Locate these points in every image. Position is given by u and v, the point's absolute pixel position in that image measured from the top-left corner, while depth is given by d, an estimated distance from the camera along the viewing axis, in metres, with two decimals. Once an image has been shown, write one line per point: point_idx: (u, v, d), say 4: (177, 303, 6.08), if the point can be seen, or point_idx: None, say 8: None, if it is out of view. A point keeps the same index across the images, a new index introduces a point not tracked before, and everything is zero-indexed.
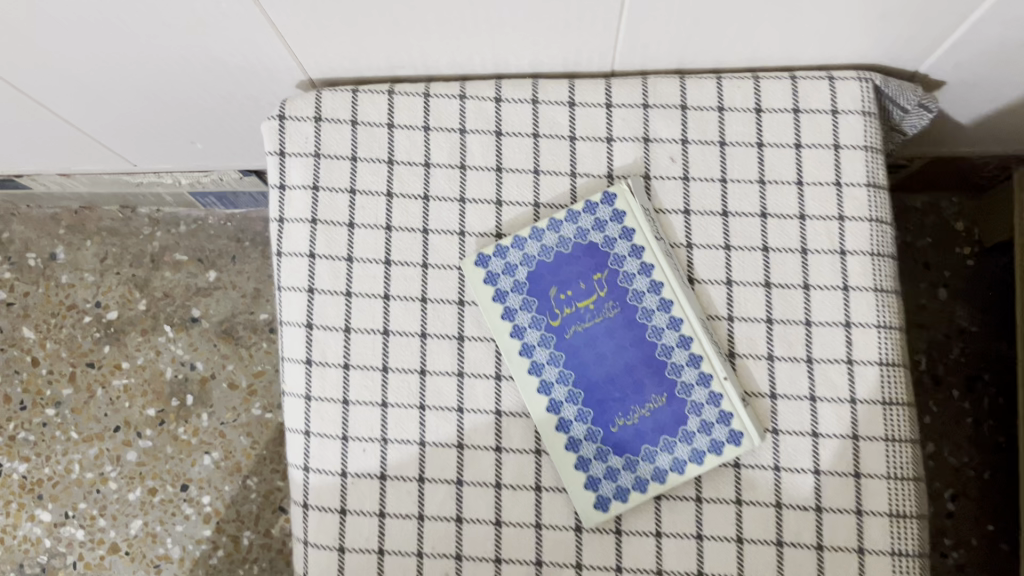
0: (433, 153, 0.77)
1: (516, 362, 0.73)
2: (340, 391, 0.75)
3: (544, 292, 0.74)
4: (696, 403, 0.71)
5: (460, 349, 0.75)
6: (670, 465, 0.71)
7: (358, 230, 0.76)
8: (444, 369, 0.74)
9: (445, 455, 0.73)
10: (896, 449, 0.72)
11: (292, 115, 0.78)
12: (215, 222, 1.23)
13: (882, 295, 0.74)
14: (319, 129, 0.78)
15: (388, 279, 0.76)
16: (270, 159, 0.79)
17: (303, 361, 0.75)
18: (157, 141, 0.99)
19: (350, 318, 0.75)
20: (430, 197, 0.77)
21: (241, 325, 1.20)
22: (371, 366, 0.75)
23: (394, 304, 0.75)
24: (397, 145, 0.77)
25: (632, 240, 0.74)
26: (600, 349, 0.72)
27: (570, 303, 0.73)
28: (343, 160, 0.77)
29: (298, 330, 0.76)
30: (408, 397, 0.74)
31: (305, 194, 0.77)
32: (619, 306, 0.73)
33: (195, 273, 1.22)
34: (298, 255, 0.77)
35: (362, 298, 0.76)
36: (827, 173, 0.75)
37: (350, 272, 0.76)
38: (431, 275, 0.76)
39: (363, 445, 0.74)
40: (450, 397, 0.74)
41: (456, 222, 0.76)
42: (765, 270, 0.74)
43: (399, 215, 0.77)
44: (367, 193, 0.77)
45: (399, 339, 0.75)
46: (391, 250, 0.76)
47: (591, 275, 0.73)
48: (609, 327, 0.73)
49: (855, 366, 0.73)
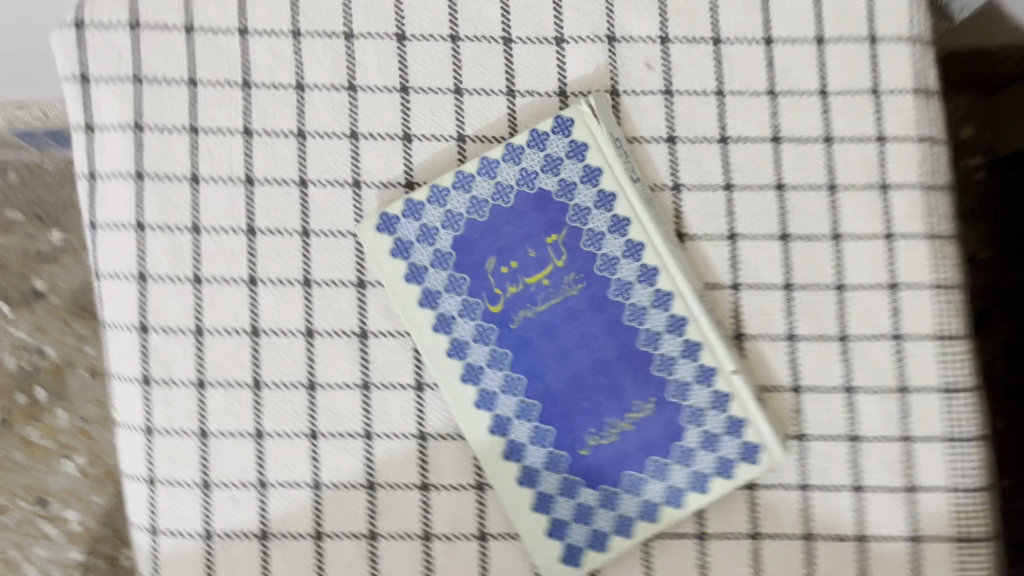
0: (307, 71, 0.54)
1: (443, 367, 0.52)
2: (194, 420, 0.53)
3: (478, 266, 0.52)
4: (696, 409, 0.51)
5: (363, 351, 0.53)
6: (663, 498, 0.51)
7: (205, 187, 0.53)
8: (341, 381, 0.53)
9: (351, 500, 0.53)
10: (961, 452, 0.53)
11: (94, 21, 0.53)
12: (54, 168, 0.95)
13: (939, 242, 0.54)
14: (138, 41, 0.53)
15: (254, 256, 0.53)
16: (68, 87, 0.53)
17: (138, 380, 0.53)
18: None
19: (201, 314, 0.53)
20: (307, 134, 0.54)
21: None
22: (237, 381, 0.53)
23: (263, 292, 0.53)
24: (254, 60, 0.53)
25: (597, 184, 0.52)
26: (560, 342, 0.52)
27: (515, 279, 0.52)
28: (176, 85, 0.53)
29: (128, 336, 0.53)
30: (294, 422, 0.53)
31: (123, 137, 0.53)
32: (584, 279, 0.52)
33: (33, 234, 0.96)
34: (121, 228, 0.53)
35: (218, 285, 0.53)
36: (861, 78, 0.54)
37: (198, 250, 0.53)
38: (315, 248, 0.53)
39: (232, 494, 0.53)
40: (353, 419, 0.53)
41: (348, 169, 0.53)
42: (781, 218, 0.54)
43: (263, 163, 0.53)
44: (215, 133, 0.53)
45: (275, 342, 0.53)
46: (255, 214, 0.53)
47: (543, 238, 0.52)
48: (572, 311, 0.52)
49: (904, 343, 0.53)
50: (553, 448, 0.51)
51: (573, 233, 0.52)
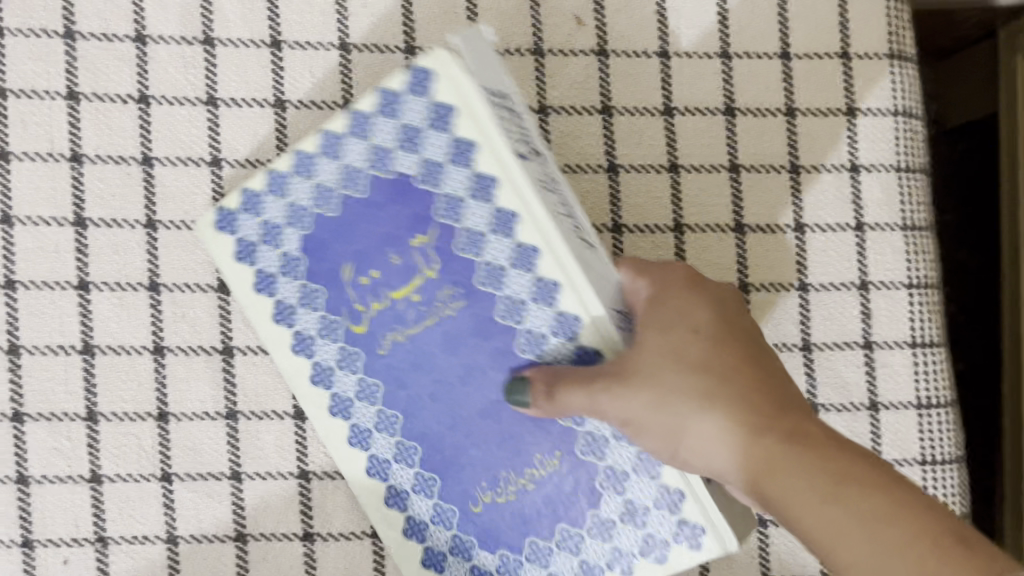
0: (149, 18, 0.42)
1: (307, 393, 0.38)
2: (11, 464, 0.42)
3: (330, 273, 0.37)
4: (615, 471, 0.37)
5: (227, 373, 0.43)
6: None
7: (18, 166, 0.42)
8: (200, 410, 0.42)
9: (215, 557, 0.42)
10: (938, 478, 0.46)
11: None
12: None
13: (915, 234, 0.46)
14: None
15: (85, 254, 0.42)
16: None
17: None
18: None
19: (15, 328, 0.42)
20: (151, 99, 0.42)
21: None
22: (64, 413, 0.42)
23: (98, 299, 0.42)
24: (80, 3, 0.42)
25: (468, 162, 0.35)
26: (441, 376, 0.37)
27: (377, 292, 0.36)
28: None
29: None
30: (140, 461, 0.42)
31: None
32: (466, 300, 0.36)
33: None
34: None
35: (38, 291, 0.42)
36: (827, 38, 0.46)
37: (10, 244, 0.42)
38: (164, 244, 0.42)
39: (62, 555, 0.42)
40: (216, 456, 0.42)
41: (204, 143, 0.43)
42: (736, 205, 0.45)
43: (95, 135, 0.42)
44: (28, 96, 0.42)
45: (113, 362, 0.42)
46: (86, 200, 0.42)
47: (402, 242, 0.36)
48: (452, 337, 0.36)
49: (876, 352, 0.46)
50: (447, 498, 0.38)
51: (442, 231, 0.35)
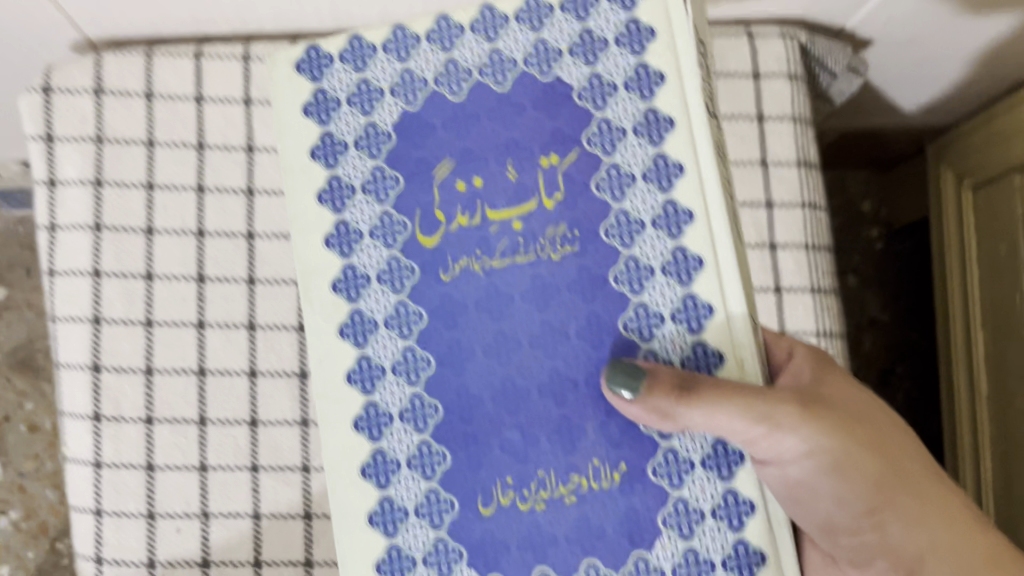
0: (257, 134, 0.59)
1: (322, 285, 0.41)
2: (142, 455, 0.56)
3: (446, 185, 0.41)
4: (683, 504, 0.40)
5: (302, 391, 0.57)
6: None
7: (159, 238, 0.58)
8: (283, 418, 0.57)
9: (288, 530, 0.56)
10: None
11: (61, 86, 0.58)
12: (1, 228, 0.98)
13: (821, 296, 0.61)
14: (102, 106, 0.58)
15: (203, 301, 0.58)
16: (33, 146, 0.58)
17: (89, 417, 0.56)
18: None
19: (151, 356, 0.57)
20: (256, 191, 0.59)
21: (42, 354, 0.97)
22: (184, 418, 0.56)
23: (210, 333, 0.57)
24: (208, 124, 0.59)
25: (659, 145, 0.40)
26: (507, 325, 0.41)
27: (488, 201, 0.41)
28: (136, 146, 0.58)
29: (81, 375, 0.57)
30: (236, 456, 0.56)
31: (82, 192, 0.57)
32: (586, 240, 0.40)
33: None
34: (78, 274, 0.57)
35: (169, 328, 0.57)
36: (749, 150, 0.62)
37: (151, 295, 0.57)
38: (260, 294, 0.58)
39: (176, 524, 0.56)
40: (292, 453, 0.57)
41: (291, 223, 0.59)
42: None
43: (214, 217, 0.58)
44: (169, 189, 0.58)
45: (220, 381, 0.57)
46: (205, 263, 0.58)
47: (535, 159, 0.41)
48: (545, 284, 0.40)
49: None
50: (433, 483, 0.40)
51: (581, 162, 0.40)
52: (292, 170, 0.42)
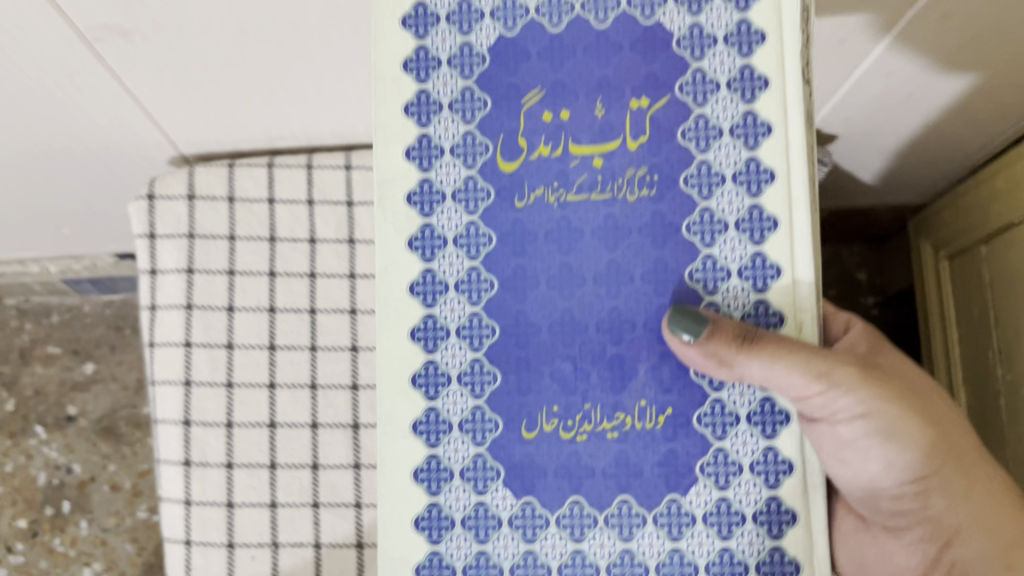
0: (318, 228, 0.72)
1: (400, 195, 0.45)
2: (223, 494, 0.68)
3: (533, 114, 0.45)
4: (723, 455, 0.45)
5: (355, 439, 0.69)
6: (453, 531, 0.45)
7: (238, 314, 0.70)
8: (340, 462, 0.69)
9: (344, 556, 0.68)
10: None
11: (162, 193, 0.71)
12: (92, 310, 1.13)
13: None
14: (193, 208, 0.71)
15: (274, 365, 0.70)
16: (139, 242, 0.71)
17: (180, 463, 0.68)
18: (18, 232, 0.88)
19: (231, 412, 0.69)
20: (317, 274, 0.71)
21: (124, 421, 1.10)
22: (258, 463, 0.68)
23: (280, 392, 0.69)
24: (278, 221, 0.71)
25: (751, 103, 0.45)
26: (575, 258, 0.45)
27: (573, 134, 0.45)
28: (220, 240, 0.71)
29: (174, 428, 0.69)
30: (300, 495, 0.68)
31: (178, 278, 0.70)
32: (663, 185, 0.45)
33: (70, 366, 1.11)
34: (173, 344, 0.70)
35: (246, 388, 0.69)
36: None
37: (231, 361, 0.69)
38: (321, 359, 0.70)
39: (252, 552, 0.68)
40: (347, 491, 0.68)
41: (346, 301, 0.71)
42: None
43: (283, 295, 0.70)
44: (248, 274, 0.70)
45: (288, 432, 0.69)
46: (276, 334, 0.70)
47: (626, 101, 0.45)
48: (617, 225, 0.45)
49: None
50: (480, 400, 0.45)
51: (668, 107, 0.45)
52: (386, 80, 0.45)
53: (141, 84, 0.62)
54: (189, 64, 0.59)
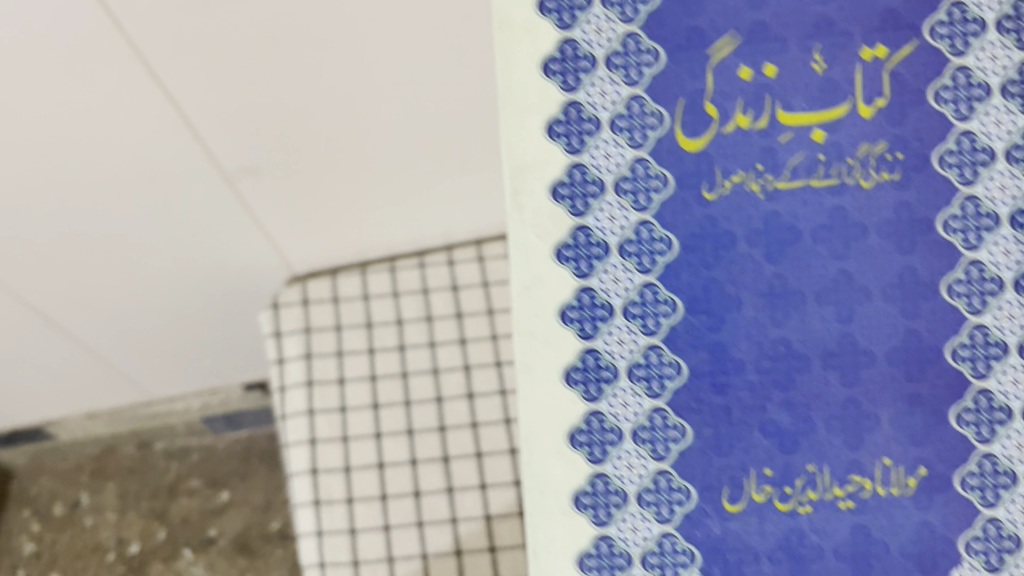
0: (403, 311, 0.86)
1: (546, 185, 0.49)
2: (343, 520, 0.81)
3: (729, 70, 0.49)
4: (986, 399, 0.49)
5: (446, 469, 0.83)
6: (625, 509, 0.50)
7: (348, 385, 0.84)
8: (436, 486, 0.82)
9: (446, 563, 0.80)
10: None
11: (282, 301, 0.86)
12: (224, 446, 1.33)
13: None
14: (308, 310, 0.86)
15: (378, 418, 0.84)
16: (268, 341, 0.86)
17: (310, 502, 0.81)
18: (168, 365, 1.08)
19: (349, 460, 0.82)
20: (406, 346, 0.85)
21: (255, 536, 1.27)
22: (371, 496, 0.82)
23: (384, 439, 0.83)
24: (372, 310, 0.86)
25: (1023, 49, 0.48)
26: (783, 270, 0.50)
27: (785, 100, 0.49)
28: (328, 330, 0.85)
29: (304, 477, 0.82)
30: (406, 516, 0.81)
31: (300, 363, 0.85)
32: (909, 166, 0.49)
33: (209, 496, 1.30)
34: (298, 413, 0.83)
35: (359, 439, 0.83)
36: None
37: (347, 423, 0.83)
38: (414, 408, 0.84)
39: (373, 567, 0.80)
40: (443, 510, 0.82)
41: (429, 363, 0.85)
42: None
43: (381, 365, 0.85)
44: (354, 351, 0.85)
45: (393, 469, 0.82)
46: (378, 395, 0.84)
47: (857, 52, 0.49)
48: (845, 217, 0.50)
49: None
50: (655, 339, 0.50)
51: (909, 60, 0.49)
52: (517, 27, 0.48)
53: (265, 213, 0.80)
54: (298, 198, 0.79)
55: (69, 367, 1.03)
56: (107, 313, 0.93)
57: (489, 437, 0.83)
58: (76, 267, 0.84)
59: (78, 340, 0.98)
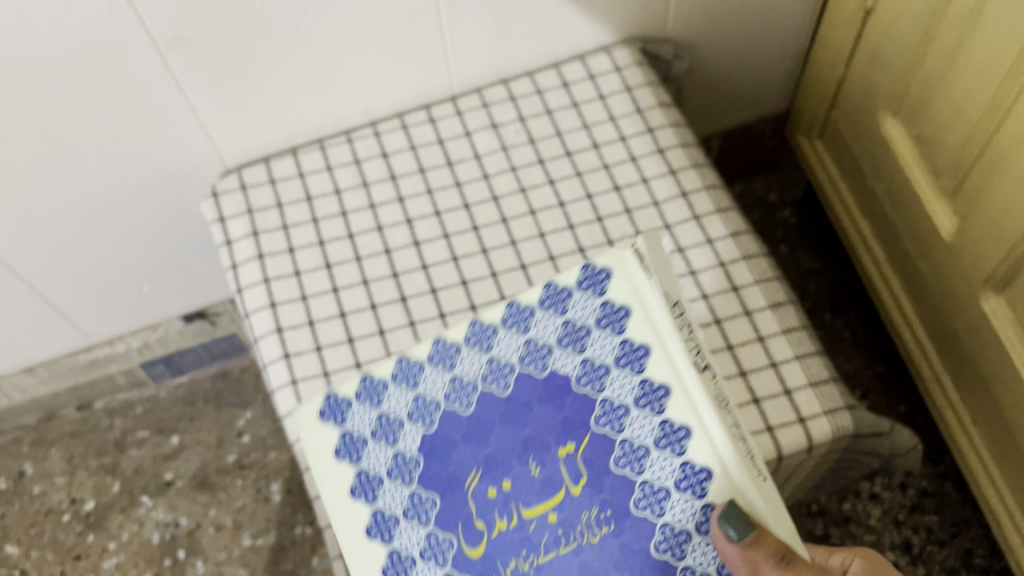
0: (340, 183, 0.94)
1: (330, 456, 0.61)
2: (316, 367, 0.83)
3: (479, 492, 0.60)
4: (629, 445, 0.60)
5: (406, 307, 0.86)
6: (400, 524, 0.60)
7: (299, 253, 0.90)
8: (398, 323, 0.85)
9: None
10: (766, 284, 0.86)
11: (222, 191, 0.94)
12: (167, 394, 1.33)
13: (701, 166, 0.93)
14: (248, 194, 0.94)
15: (333, 275, 0.88)
16: (213, 227, 0.93)
17: (282, 358, 0.84)
18: (108, 297, 1.12)
19: (311, 315, 0.86)
20: (347, 212, 0.92)
21: (214, 472, 1.28)
22: (337, 342, 0.84)
23: (342, 292, 0.87)
24: (310, 186, 0.93)
25: (605, 299, 0.61)
26: (530, 534, 0.59)
27: (523, 501, 0.60)
28: (271, 209, 0.92)
29: (271, 337, 0.86)
30: (376, 352, 0.84)
31: (249, 240, 0.91)
32: (618, 519, 0.60)
33: (160, 443, 1.30)
34: (256, 284, 0.89)
35: (316, 296, 0.87)
36: (626, 105, 0.97)
37: (302, 283, 0.88)
38: (365, 262, 0.89)
39: None
40: (409, 340, 0.84)
41: (371, 222, 0.91)
42: (612, 179, 0.92)
43: (327, 231, 0.91)
44: (298, 225, 0.91)
45: (355, 316, 0.86)
46: (329, 257, 0.89)
47: (465, 482, 0.61)
48: (592, 567, 0.59)
49: (703, 218, 0.90)
50: (413, 485, 0.61)
51: (591, 449, 0.61)
52: (314, 437, 0.62)
53: (196, 93, 0.88)
54: (227, 78, 0.88)
55: (9, 307, 1.06)
56: (41, 227, 0.97)
57: (439, 275, 0.88)
58: (18, 176, 0.90)
59: (19, 274, 1.02)
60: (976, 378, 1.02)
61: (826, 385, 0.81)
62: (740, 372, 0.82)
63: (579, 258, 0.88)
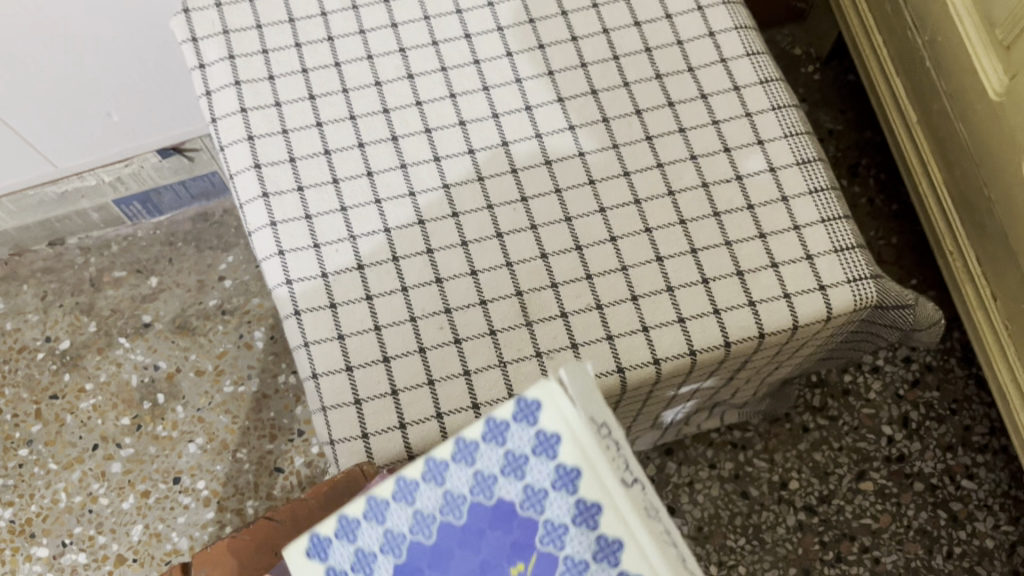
0: (326, 4, 0.83)
1: None
2: (298, 211, 0.76)
3: None
4: None
5: (397, 147, 0.78)
6: None
7: (279, 81, 0.80)
8: (388, 166, 0.77)
9: (410, 234, 0.75)
10: (796, 139, 0.78)
11: (194, 7, 0.82)
12: (145, 233, 1.27)
13: (731, 5, 0.84)
14: (223, 12, 0.82)
15: (317, 109, 0.79)
16: (185, 47, 0.82)
17: (260, 196, 0.77)
18: (74, 124, 1.05)
19: (292, 152, 0.78)
20: (335, 38, 0.82)
21: (194, 316, 1.23)
22: (321, 183, 0.77)
23: (327, 127, 0.78)
24: (293, 6, 0.83)
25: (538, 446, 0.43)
26: None
27: None
28: (250, 30, 0.82)
29: (248, 173, 0.77)
30: (363, 197, 0.76)
31: (224, 65, 0.81)
32: None
33: (137, 283, 1.24)
34: (232, 114, 0.79)
35: (298, 131, 0.78)
36: None
37: (282, 116, 0.79)
38: (353, 96, 0.79)
39: (335, 246, 0.75)
40: (399, 185, 0.76)
41: (361, 50, 0.81)
42: (631, 14, 0.82)
43: (311, 59, 0.81)
44: (279, 50, 0.81)
45: (341, 155, 0.77)
46: (313, 86, 0.80)
47: None
48: None
49: (729, 62, 0.81)
50: None
51: None
52: None
53: None
54: None
55: None
56: None
57: (434, 113, 0.79)
58: None
59: None
60: (1004, 246, 0.96)
61: (851, 254, 0.75)
62: (760, 233, 0.74)
63: (590, 99, 0.79)
